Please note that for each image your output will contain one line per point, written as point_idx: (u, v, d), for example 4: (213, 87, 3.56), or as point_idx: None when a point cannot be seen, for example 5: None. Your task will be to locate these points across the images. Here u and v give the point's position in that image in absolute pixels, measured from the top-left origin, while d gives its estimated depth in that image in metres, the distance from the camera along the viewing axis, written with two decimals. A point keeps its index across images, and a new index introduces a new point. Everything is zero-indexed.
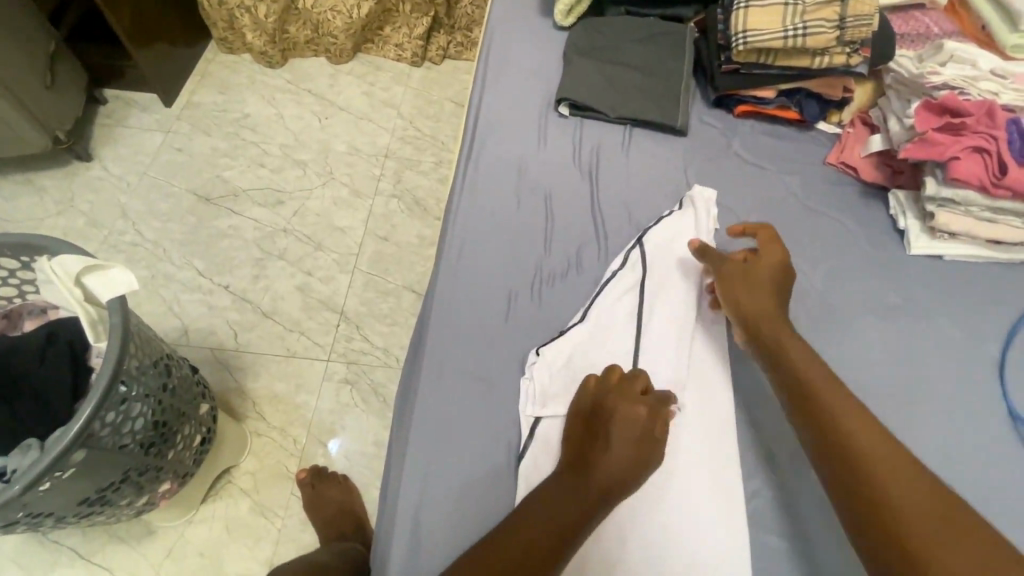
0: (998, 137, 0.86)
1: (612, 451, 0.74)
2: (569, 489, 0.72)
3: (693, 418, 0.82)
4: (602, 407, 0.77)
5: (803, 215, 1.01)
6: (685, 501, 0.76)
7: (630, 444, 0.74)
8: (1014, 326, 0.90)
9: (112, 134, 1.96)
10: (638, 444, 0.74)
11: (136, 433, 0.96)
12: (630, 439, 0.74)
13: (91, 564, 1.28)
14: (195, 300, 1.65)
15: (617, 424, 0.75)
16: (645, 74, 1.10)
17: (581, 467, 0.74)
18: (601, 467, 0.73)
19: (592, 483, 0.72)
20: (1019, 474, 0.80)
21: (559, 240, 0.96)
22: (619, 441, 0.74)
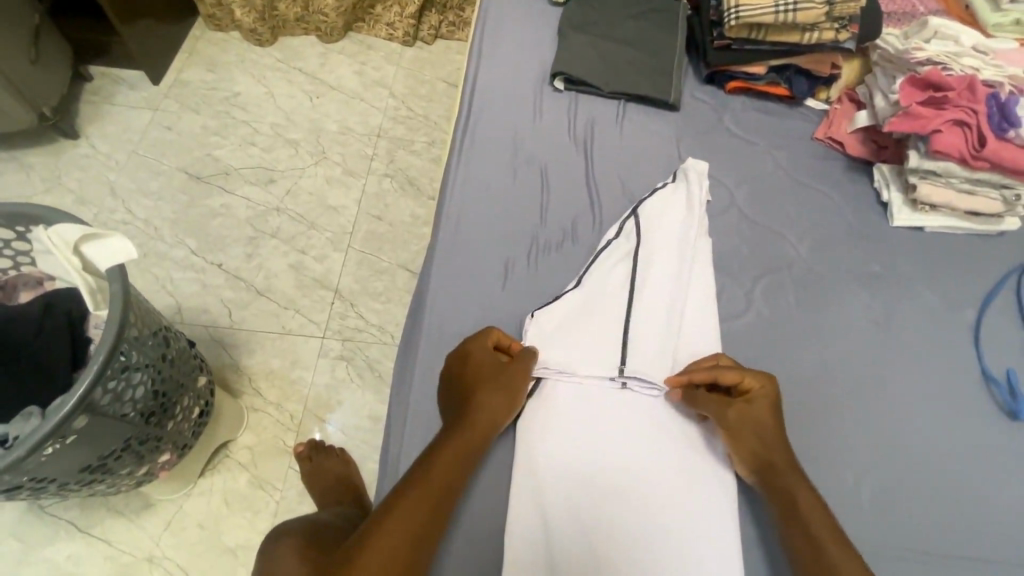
0: (978, 111, 0.89)
1: (484, 399, 0.79)
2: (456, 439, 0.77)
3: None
4: (471, 363, 0.82)
5: (791, 188, 1.03)
6: (657, 463, 0.79)
7: (498, 390, 0.80)
8: (989, 293, 0.94)
9: (99, 111, 1.93)
10: (504, 389, 0.81)
11: (137, 402, 0.97)
12: (496, 386, 0.81)
13: (89, 536, 1.29)
14: (188, 278, 1.65)
15: (481, 374, 0.81)
16: (639, 50, 1.12)
17: (456, 421, 0.79)
18: (476, 419, 0.79)
19: (468, 427, 0.78)
20: (990, 431, 0.84)
21: (555, 211, 0.98)
22: (489, 393, 0.80)
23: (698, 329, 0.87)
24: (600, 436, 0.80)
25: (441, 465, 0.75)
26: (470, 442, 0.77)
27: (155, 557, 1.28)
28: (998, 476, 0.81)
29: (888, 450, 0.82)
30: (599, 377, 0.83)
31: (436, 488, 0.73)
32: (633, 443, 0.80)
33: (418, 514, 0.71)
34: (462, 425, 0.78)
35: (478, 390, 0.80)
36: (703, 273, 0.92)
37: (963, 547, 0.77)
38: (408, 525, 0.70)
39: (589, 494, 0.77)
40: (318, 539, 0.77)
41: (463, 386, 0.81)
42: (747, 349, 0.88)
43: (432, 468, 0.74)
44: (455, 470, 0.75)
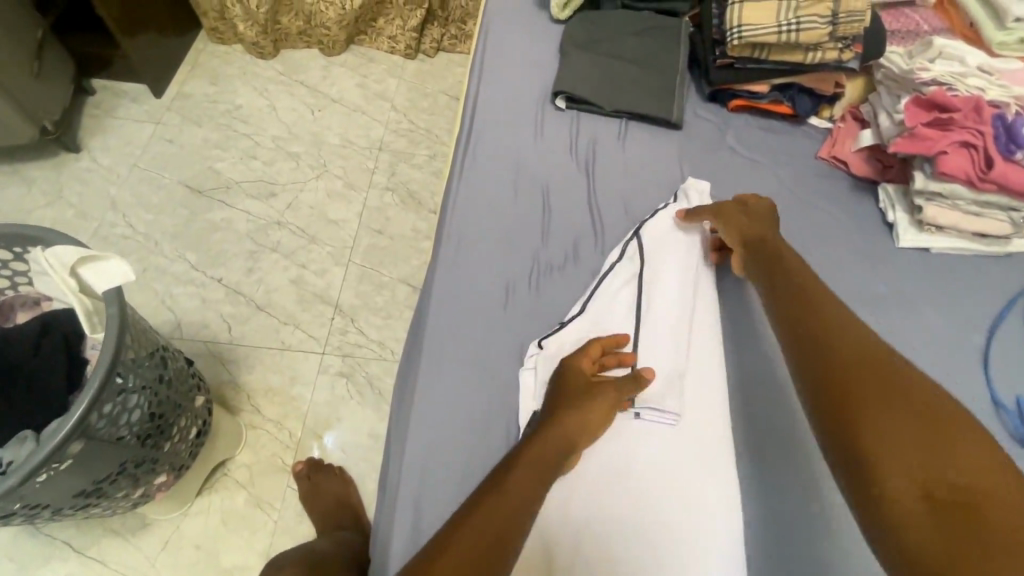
0: (985, 132, 0.88)
1: (567, 414, 0.77)
2: (534, 458, 0.74)
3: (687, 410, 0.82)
4: (561, 383, 0.80)
5: (795, 208, 1.02)
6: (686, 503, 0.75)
7: (584, 408, 0.78)
8: (997, 317, 0.92)
9: (101, 124, 1.93)
10: (590, 406, 0.78)
11: (133, 424, 0.96)
12: (581, 403, 0.78)
13: (85, 557, 1.27)
14: (188, 293, 1.64)
15: (568, 386, 0.80)
16: (641, 68, 1.11)
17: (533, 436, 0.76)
18: (558, 432, 0.76)
19: (547, 443, 0.75)
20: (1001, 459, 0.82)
21: (556, 232, 0.97)
22: (572, 410, 0.77)
23: (701, 354, 0.87)
24: (610, 488, 0.77)
25: (518, 484, 0.71)
26: (549, 457, 0.74)
27: None
28: None
29: None
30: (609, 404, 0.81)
31: (512, 499, 0.69)
32: (646, 496, 0.75)
33: (495, 526, 0.67)
34: (541, 436, 0.76)
35: (564, 406, 0.78)
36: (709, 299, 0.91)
37: None
38: (483, 534, 0.66)
39: (602, 554, 0.73)
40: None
41: (549, 404, 0.79)
42: None
43: (507, 487, 0.70)
44: (531, 488, 0.71)
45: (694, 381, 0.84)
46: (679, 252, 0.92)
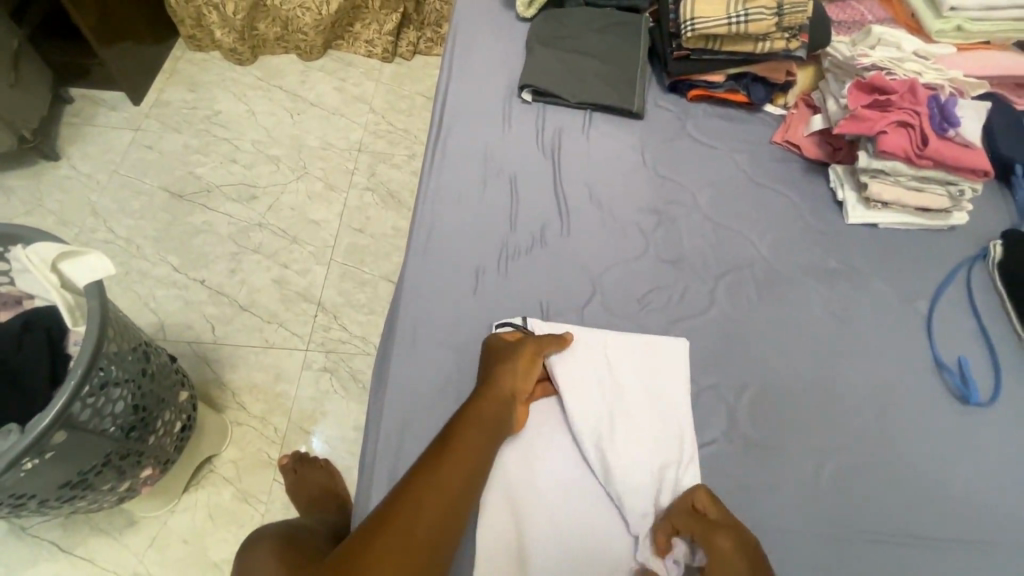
0: (921, 112, 0.94)
1: (500, 380, 0.80)
2: (476, 424, 0.77)
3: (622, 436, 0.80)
4: (496, 352, 0.83)
5: (752, 189, 1.07)
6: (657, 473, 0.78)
7: (516, 376, 0.81)
8: (939, 285, 0.98)
9: (80, 133, 1.94)
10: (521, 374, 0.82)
11: (118, 418, 0.99)
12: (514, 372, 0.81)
13: (72, 556, 1.28)
14: (171, 295, 1.66)
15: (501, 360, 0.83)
16: (603, 62, 1.16)
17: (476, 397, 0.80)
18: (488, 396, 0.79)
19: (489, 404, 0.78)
20: (946, 416, 0.87)
21: (524, 217, 1.00)
22: (507, 373, 0.81)
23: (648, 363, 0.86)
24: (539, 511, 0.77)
25: (460, 456, 0.74)
26: (495, 415, 0.78)
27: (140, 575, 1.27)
28: (955, 456, 0.84)
29: (846, 443, 0.84)
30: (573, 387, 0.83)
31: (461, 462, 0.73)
32: (586, 491, 0.78)
33: (443, 495, 0.71)
34: (486, 400, 0.79)
35: (499, 367, 0.82)
36: (669, 284, 0.95)
37: (927, 528, 0.79)
38: (436, 514, 0.70)
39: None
40: (294, 543, 0.77)
41: (486, 371, 0.83)
42: (710, 345, 0.90)
43: (446, 462, 0.73)
44: (478, 450, 0.75)
45: (639, 396, 0.84)
46: (637, 244, 0.99)
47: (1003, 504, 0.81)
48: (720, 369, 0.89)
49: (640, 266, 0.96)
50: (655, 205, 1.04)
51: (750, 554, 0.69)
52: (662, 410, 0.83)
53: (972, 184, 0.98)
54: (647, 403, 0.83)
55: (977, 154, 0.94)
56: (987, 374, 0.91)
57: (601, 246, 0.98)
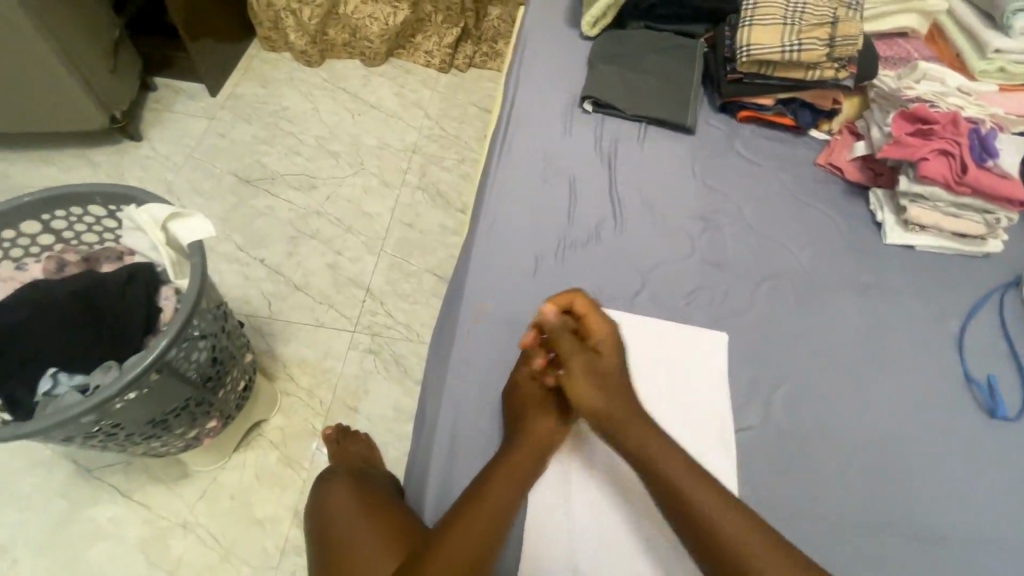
0: (962, 142, 1.00)
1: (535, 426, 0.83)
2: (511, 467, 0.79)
3: (663, 430, 0.84)
4: (528, 396, 0.87)
5: (794, 205, 1.14)
6: (702, 468, 0.82)
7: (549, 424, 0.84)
8: (972, 307, 1.03)
9: (161, 118, 2.11)
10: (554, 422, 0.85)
11: (199, 368, 1.10)
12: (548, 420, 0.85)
13: (130, 500, 1.38)
14: (233, 270, 1.78)
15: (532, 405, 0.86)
16: (660, 80, 1.25)
17: (512, 438, 0.83)
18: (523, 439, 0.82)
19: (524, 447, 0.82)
20: (969, 426, 0.92)
21: (582, 214, 1.09)
22: (540, 420, 0.84)
23: (681, 356, 0.91)
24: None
25: (496, 490, 0.77)
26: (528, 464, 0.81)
27: (190, 523, 1.36)
28: (981, 464, 0.89)
29: (875, 443, 0.89)
30: (623, 379, 0.88)
31: (490, 504, 0.75)
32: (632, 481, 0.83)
33: (476, 532, 0.72)
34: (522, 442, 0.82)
35: (532, 411, 0.85)
36: (713, 286, 1.02)
37: (950, 527, 0.83)
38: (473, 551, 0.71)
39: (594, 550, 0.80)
40: (364, 479, 0.88)
41: (514, 413, 0.86)
42: (750, 341, 0.96)
43: (485, 497, 0.75)
44: (508, 495, 0.77)
45: (685, 394, 0.89)
46: (684, 247, 1.06)
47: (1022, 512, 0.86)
48: (760, 364, 0.94)
49: (688, 265, 1.04)
50: (703, 213, 1.11)
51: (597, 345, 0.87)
52: (704, 405, 0.88)
53: (1007, 214, 1.04)
54: (687, 395, 0.88)
55: (1014, 185, 1.00)
56: (1015, 392, 0.95)
57: (652, 246, 1.05)
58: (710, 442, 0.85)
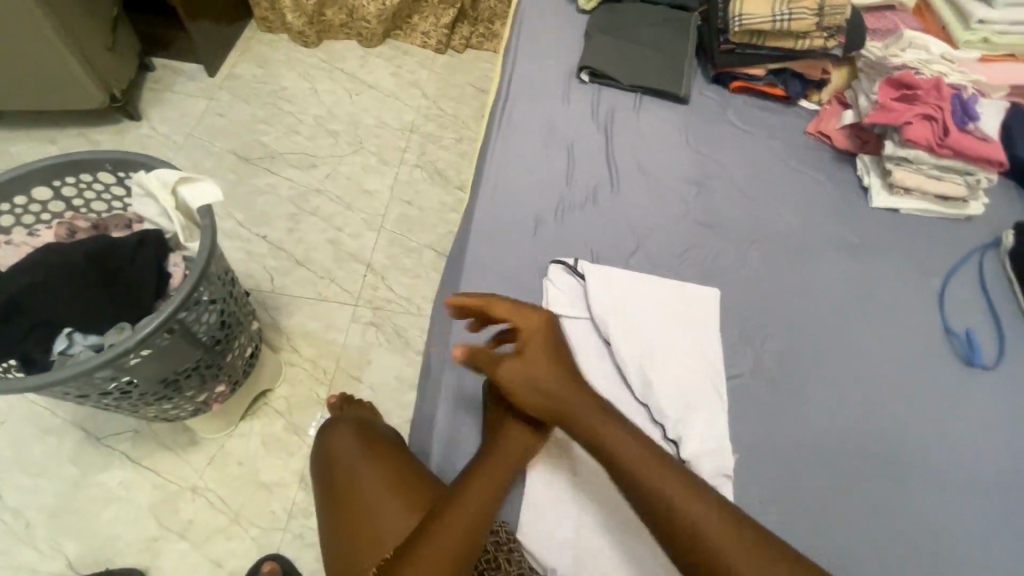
0: (944, 107, 1.04)
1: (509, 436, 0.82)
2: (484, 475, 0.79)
3: (659, 375, 0.88)
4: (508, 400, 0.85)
5: (784, 171, 1.18)
6: (696, 410, 0.87)
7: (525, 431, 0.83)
8: (953, 265, 1.07)
9: (160, 98, 2.12)
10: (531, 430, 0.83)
11: (208, 330, 1.13)
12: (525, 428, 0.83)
13: (140, 466, 1.41)
14: (235, 247, 1.80)
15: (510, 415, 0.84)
16: (655, 51, 1.28)
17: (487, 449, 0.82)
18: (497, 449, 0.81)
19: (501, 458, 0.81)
20: (947, 375, 0.97)
21: (580, 178, 1.12)
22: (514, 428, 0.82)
23: (673, 307, 0.96)
24: None
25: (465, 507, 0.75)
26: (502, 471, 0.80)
27: (199, 488, 1.40)
28: (957, 409, 0.94)
29: (858, 391, 0.94)
30: (620, 328, 0.92)
31: (461, 522, 0.74)
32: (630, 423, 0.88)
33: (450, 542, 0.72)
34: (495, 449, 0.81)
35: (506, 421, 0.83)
36: (706, 246, 1.06)
37: (927, 465, 0.89)
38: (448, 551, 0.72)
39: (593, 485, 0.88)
40: (368, 425, 0.91)
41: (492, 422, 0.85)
42: (741, 298, 1.01)
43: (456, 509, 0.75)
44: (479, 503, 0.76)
45: (680, 342, 0.93)
46: (679, 209, 1.10)
47: (994, 452, 0.91)
48: (750, 319, 0.99)
49: (682, 226, 1.08)
50: (697, 177, 1.15)
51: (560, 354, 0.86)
52: (697, 354, 0.92)
53: (988, 175, 1.07)
54: (683, 344, 0.93)
55: (994, 147, 1.04)
56: (993, 344, 1.00)
57: (647, 208, 1.09)
58: (702, 385, 0.89)
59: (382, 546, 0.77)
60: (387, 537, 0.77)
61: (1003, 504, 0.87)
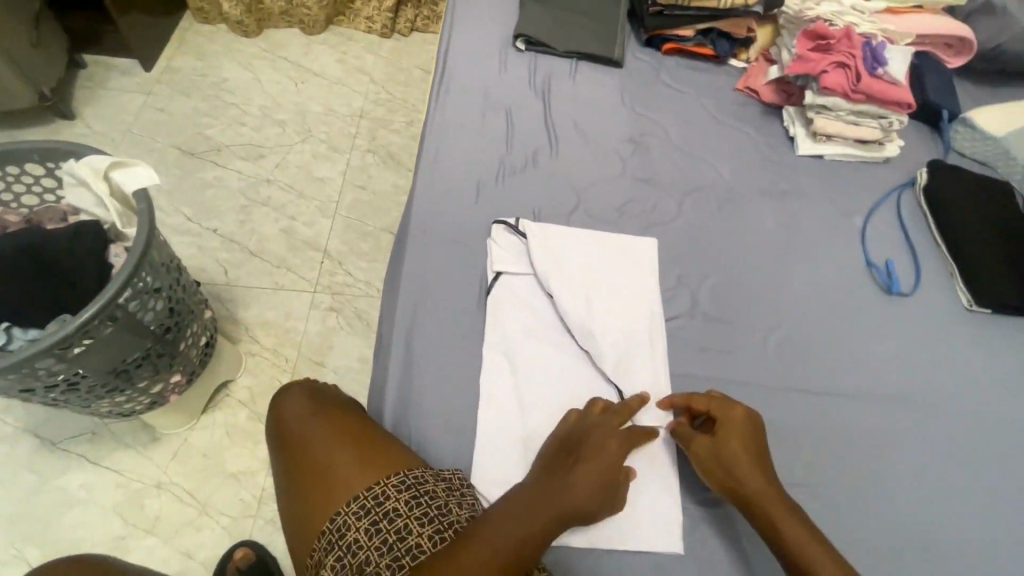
0: (856, 55, 1.11)
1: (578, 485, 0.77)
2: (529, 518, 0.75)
3: (599, 322, 0.94)
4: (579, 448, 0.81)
5: (716, 127, 1.23)
6: (633, 352, 0.93)
7: (595, 481, 0.78)
8: (873, 205, 1.16)
9: (95, 95, 2.04)
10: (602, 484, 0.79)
11: (156, 320, 1.11)
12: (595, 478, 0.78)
13: (100, 467, 1.39)
14: (185, 242, 1.77)
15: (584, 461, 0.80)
16: (588, 17, 1.31)
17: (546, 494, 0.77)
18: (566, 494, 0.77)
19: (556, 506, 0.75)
20: (866, 306, 1.05)
21: (520, 142, 1.15)
22: (583, 480, 0.78)
23: (612, 260, 1.02)
24: (531, 365, 0.93)
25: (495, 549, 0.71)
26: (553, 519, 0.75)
27: (164, 483, 1.38)
28: (877, 336, 1.02)
29: (787, 327, 1.02)
30: (562, 280, 0.97)
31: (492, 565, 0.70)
32: (572, 368, 0.93)
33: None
34: (557, 496, 0.76)
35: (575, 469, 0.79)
36: (644, 200, 1.11)
37: (850, 388, 0.97)
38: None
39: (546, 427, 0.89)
40: (319, 389, 0.91)
41: (555, 468, 0.80)
42: (676, 248, 1.07)
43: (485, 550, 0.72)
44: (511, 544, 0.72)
45: (617, 291, 0.99)
46: (616, 167, 1.14)
47: (910, 372, 1.00)
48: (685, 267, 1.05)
49: (621, 183, 1.13)
50: (633, 136, 1.19)
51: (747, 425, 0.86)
52: (634, 301, 0.98)
53: (899, 117, 1.15)
54: (621, 294, 0.99)
55: (902, 90, 1.12)
56: (909, 274, 1.09)
57: (585, 168, 1.14)
58: (640, 330, 0.96)
59: (333, 504, 0.79)
60: (337, 494, 0.79)
61: (919, 418, 0.96)
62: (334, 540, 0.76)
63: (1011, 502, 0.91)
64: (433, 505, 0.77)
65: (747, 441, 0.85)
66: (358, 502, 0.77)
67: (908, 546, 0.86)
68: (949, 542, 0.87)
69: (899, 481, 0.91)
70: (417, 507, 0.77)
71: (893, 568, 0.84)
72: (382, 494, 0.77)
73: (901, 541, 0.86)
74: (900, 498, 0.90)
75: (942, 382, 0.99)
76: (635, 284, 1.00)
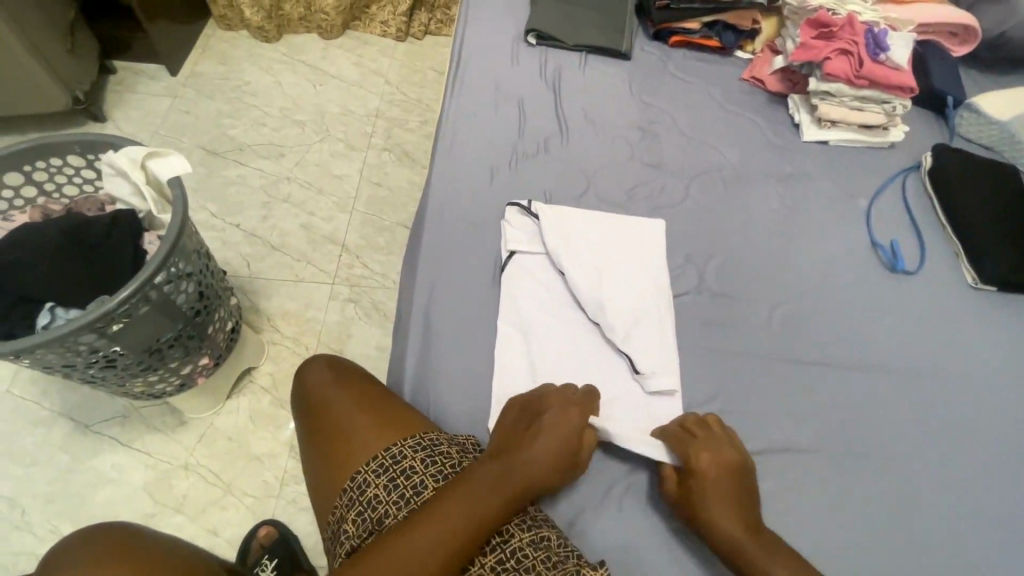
0: (858, 41, 1.14)
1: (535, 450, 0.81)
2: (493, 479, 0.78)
3: (609, 299, 0.98)
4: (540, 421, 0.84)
5: (722, 114, 1.26)
6: (644, 329, 0.97)
7: (553, 451, 0.82)
8: (877, 188, 1.19)
9: (124, 99, 2.14)
10: (560, 454, 0.82)
11: (188, 303, 1.17)
12: (553, 448, 0.82)
13: (131, 449, 1.45)
14: (209, 236, 1.84)
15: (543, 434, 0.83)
16: (597, 13, 1.36)
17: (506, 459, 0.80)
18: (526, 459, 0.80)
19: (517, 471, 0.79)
20: (870, 286, 1.08)
21: (531, 131, 1.20)
22: (541, 447, 0.81)
23: (620, 239, 1.06)
24: (545, 342, 0.96)
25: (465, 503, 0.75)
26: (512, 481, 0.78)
27: (191, 465, 1.44)
28: (881, 314, 1.05)
29: (791, 306, 1.04)
30: (573, 261, 1.00)
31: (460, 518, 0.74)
32: (585, 346, 0.97)
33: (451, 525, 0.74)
34: (515, 462, 0.80)
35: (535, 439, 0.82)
36: (652, 185, 1.15)
37: (858, 363, 1.00)
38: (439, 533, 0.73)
39: None
40: (339, 361, 0.96)
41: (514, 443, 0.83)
42: (681, 229, 1.10)
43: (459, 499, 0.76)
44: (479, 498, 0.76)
45: (626, 271, 1.02)
46: (623, 153, 1.19)
47: (915, 348, 1.02)
48: (691, 247, 1.09)
49: (629, 168, 1.17)
50: (641, 124, 1.23)
51: (724, 467, 0.84)
52: (643, 280, 1.02)
53: (902, 102, 1.18)
54: (630, 273, 1.02)
55: (904, 75, 1.15)
56: (913, 253, 1.12)
57: (594, 154, 1.18)
58: (649, 307, 0.99)
59: (354, 465, 0.83)
60: (358, 453, 0.84)
61: (922, 391, 0.98)
62: (356, 496, 0.80)
63: (1015, 472, 0.93)
64: (448, 463, 0.82)
65: (721, 490, 0.82)
66: (377, 461, 0.81)
67: (912, 512, 0.89)
68: (953, 509, 0.89)
69: (903, 452, 0.93)
70: (432, 465, 0.81)
71: (898, 532, 0.87)
72: (400, 453, 0.82)
73: (905, 507, 0.89)
74: (904, 466, 0.92)
75: (946, 356, 1.02)
76: (643, 265, 1.04)
